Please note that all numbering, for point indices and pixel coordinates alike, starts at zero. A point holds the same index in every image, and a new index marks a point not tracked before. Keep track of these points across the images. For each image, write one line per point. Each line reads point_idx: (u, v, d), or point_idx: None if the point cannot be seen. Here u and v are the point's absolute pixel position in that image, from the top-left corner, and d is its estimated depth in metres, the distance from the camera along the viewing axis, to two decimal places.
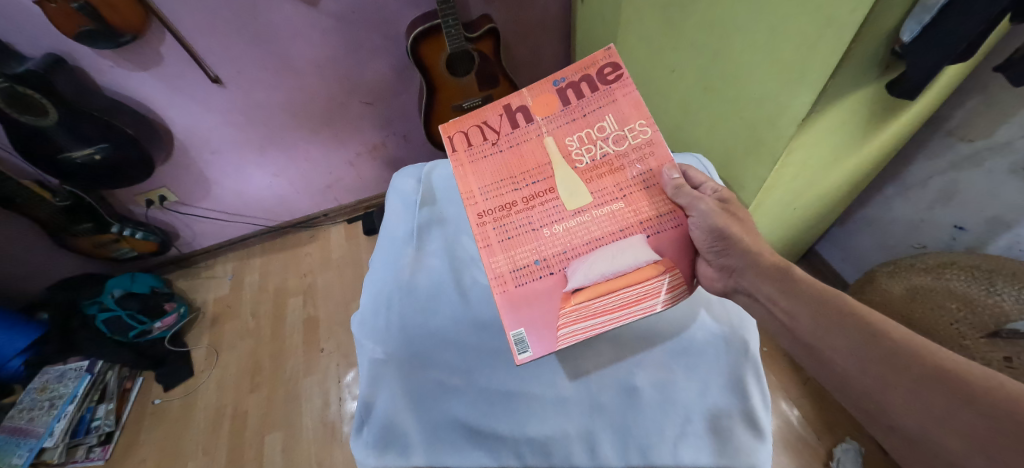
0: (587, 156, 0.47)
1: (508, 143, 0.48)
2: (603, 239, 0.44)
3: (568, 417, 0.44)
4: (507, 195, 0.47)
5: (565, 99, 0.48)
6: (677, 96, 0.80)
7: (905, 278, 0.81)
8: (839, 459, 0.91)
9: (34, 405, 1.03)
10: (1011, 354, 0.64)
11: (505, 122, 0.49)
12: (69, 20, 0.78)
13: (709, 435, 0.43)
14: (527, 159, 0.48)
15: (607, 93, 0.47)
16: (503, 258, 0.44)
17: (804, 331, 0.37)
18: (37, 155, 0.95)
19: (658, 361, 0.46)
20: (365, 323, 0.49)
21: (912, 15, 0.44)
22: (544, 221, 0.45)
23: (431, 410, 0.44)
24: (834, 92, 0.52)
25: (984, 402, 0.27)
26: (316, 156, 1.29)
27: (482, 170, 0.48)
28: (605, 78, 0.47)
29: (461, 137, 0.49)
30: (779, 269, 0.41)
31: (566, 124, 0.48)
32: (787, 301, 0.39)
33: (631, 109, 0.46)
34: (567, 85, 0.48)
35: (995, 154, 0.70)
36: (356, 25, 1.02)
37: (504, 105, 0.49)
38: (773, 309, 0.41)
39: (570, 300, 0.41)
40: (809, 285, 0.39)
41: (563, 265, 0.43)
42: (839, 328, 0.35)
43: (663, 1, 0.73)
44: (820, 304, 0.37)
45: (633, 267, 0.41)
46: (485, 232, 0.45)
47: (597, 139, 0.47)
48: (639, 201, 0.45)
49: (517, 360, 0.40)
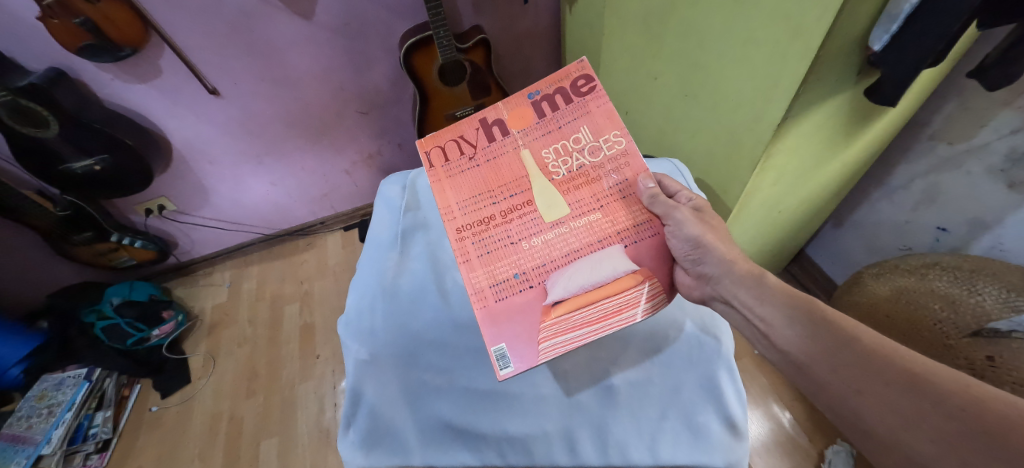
0: (564, 168, 0.48)
1: (485, 158, 0.50)
2: (581, 250, 0.45)
3: (547, 415, 0.46)
4: (486, 210, 0.48)
5: (539, 112, 0.50)
6: (661, 103, 0.82)
7: (891, 279, 0.82)
8: (830, 460, 0.91)
9: (32, 413, 1.03)
10: (993, 352, 0.63)
11: (482, 136, 0.51)
12: (71, 35, 0.81)
13: (685, 432, 0.44)
14: (504, 173, 0.49)
15: (581, 105, 0.49)
16: (483, 273, 0.45)
17: (780, 337, 0.38)
18: (38, 166, 0.97)
19: (636, 359, 0.48)
20: (352, 324, 0.50)
21: (879, 24, 0.46)
22: (522, 234, 0.47)
23: (416, 409, 0.46)
24: (806, 100, 0.54)
25: (953, 404, 0.27)
26: (312, 164, 1.32)
27: (460, 186, 0.50)
28: (578, 90, 0.49)
29: (438, 152, 0.51)
30: (753, 274, 0.42)
31: (541, 136, 0.50)
32: (762, 308, 0.40)
33: (605, 120, 0.48)
34: (541, 98, 0.50)
35: (973, 156, 0.72)
36: (351, 37, 1.04)
37: (479, 119, 0.51)
38: (749, 315, 0.41)
39: (550, 313, 0.42)
40: (783, 291, 0.40)
41: (542, 278, 0.44)
42: (814, 333, 0.36)
43: (645, 12, 0.75)
44: (796, 309, 0.38)
45: (612, 277, 0.42)
46: (464, 246, 0.47)
47: (573, 150, 0.49)
48: (616, 211, 0.47)
49: (499, 376, 0.40)
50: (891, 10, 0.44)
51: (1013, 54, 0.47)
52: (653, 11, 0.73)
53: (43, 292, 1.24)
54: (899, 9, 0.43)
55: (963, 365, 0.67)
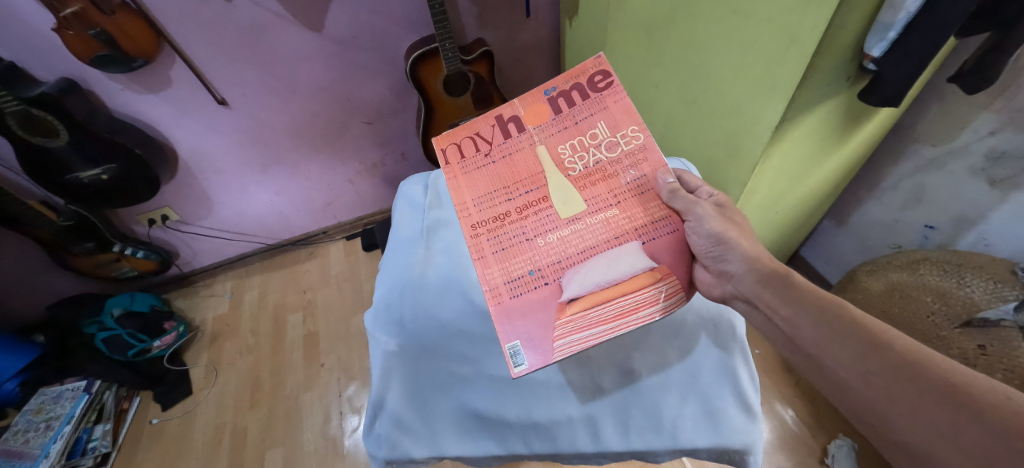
0: (580, 165, 0.51)
1: (501, 154, 0.53)
2: (598, 247, 0.47)
3: (572, 403, 0.47)
4: (503, 207, 0.51)
5: (556, 108, 0.53)
6: (661, 109, 0.86)
7: (883, 275, 0.85)
8: (833, 456, 0.94)
9: (29, 427, 1.00)
10: (984, 342, 0.66)
11: (498, 133, 0.54)
12: (84, 46, 0.81)
13: (704, 416, 0.46)
14: (520, 170, 0.52)
15: (598, 100, 0.51)
16: (497, 270, 0.47)
17: (807, 341, 0.38)
18: (46, 176, 0.97)
19: (656, 345, 0.49)
20: (380, 317, 0.52)
21: (876, 33, 0.50)
22: (538, 231, 0.49)
23: (444, 400, 0.47)
24: (802, 103, 0.58)
25: (991, 417, 0.27)
26: (316, 174, 1.33)
27: (476, 183, 0.52)
28: (596, 85, 0.52)
29: (454, 149, 0.54)
30: (779, 274, 0.43)
31: (558, 132, 0.52)
32: (787, 309, 0.40)
33: (622, 115, 0.51)
34: (558, 93, 0.53)
35: (956, 157, 0.76)
36: (358, 49, 1.08)
37: (495, 116, 0.54)
38: (773, 317, 0.42)
39: (565, 310, 0.44)
40: (809, 292, 0.40)
41: (558, 274, 0.46)
42: (842, 338, 0.36)
43: (646, 23, 0.79)
44: (823, 312, 0.38)
45: (630, 275, 0.43)
46: (479, 243, 0.49)
47: (590, 146, 0.51)
48: (633, 207, 0.49)
49: (513, 372, 0.41)
50: (883, 20, 0.48)
51: (987, 60, 0.51)
52: (654, 22, 0.77)
53: (41, 304, 1.22)
54: (895, 18, 0.47)
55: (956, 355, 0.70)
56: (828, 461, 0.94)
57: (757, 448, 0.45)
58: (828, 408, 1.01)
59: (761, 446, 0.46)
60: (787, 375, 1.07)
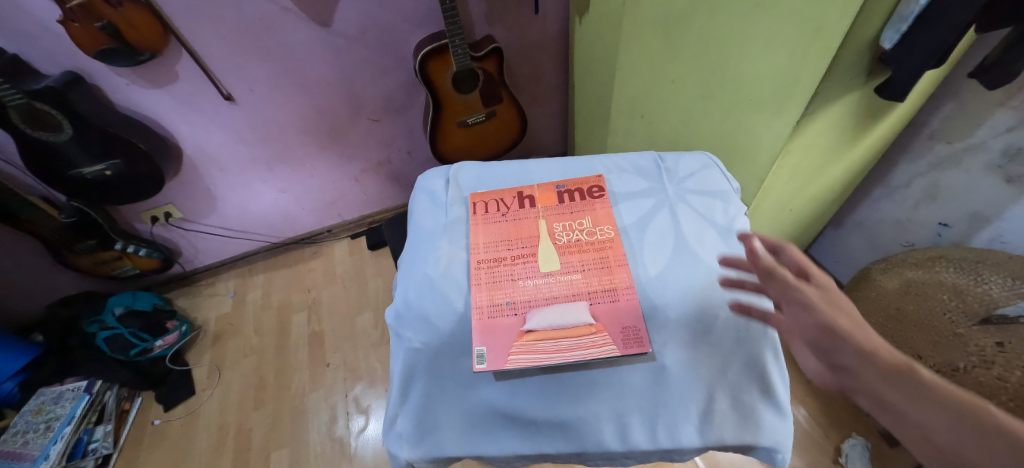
0: (567, 238, 0.55)
1: (514, 216, 0.58)
2: (558, 298, 0.49)
3: (599, 399, 0.44)
4: (501, 252, 0.54)
5: (561, 198, 0.60)
6: (676, 105, 0.85)
7: (899, 273, 0.84)
8: (848, 455, 0.93)
9: (29, 428, 0.98)
10: (1003, 339, 0.66)
11: (516, 202, 0.60)
12: (90, 38, 0.79)
13: (734, 412, 0.43)
14: (522, 230, 0.56)
15: (590, 204, 0.59)
16: (484, 294, 0.50)
17: (942, 448, 0.28)
18: (49, 172, 0.95)
19: (685, 340, 0.46)
20: (402, 315, 0.50)
21: (890, 25, 0.50)
22: (521, 275, 0.52)
23: (466, 396, 0.45)
24: (824, 97, 0.57)
25: None
26: (322, 171, 1.32)
27: (489, 230, 0.57)
28: (592, 194, 0.60)
29: (482, 204, 0.60)
30: (898, 368, 0.33)
31: (557, 213, 0.58)
32: (915, 410, 0.30)
33: (605, 217, 0.57)
34: (566, 191, 0.61)
35: (972, 154, 0.76)
36: (367, 45, 1.06)
37: (518, 191, 0.61)
38: (901, 422, 0.31)
39: (523, 338, 0.47)
40: (947, 393, 0.30)
41: (527, 309, 0.49)
42: (989, 446, 0.26)
43: (663, 17, 0.78)
44: (962, 417, 0.28)
45: (573, 325, 0.47)
46: (478, 274, 0.52)
47: (576, 229, 0.56)
48: (598, 274, 0.51)
49: (475, 369, 0.45)
50: (901, 12, 0.48)
51: (1011, 54, 0.51)
52: (671, 17, 0.76)
53: (42, 302, 1.21)
54: (909, 10, 0.47)
55: (973, 354, 0.69)
56: (843, 460, 0.93)
57: (787, 447, 0.43)
58: (841, 407, 1.01)
59: (790, 444, 0.44)
60: (800, 374, 1.07)
